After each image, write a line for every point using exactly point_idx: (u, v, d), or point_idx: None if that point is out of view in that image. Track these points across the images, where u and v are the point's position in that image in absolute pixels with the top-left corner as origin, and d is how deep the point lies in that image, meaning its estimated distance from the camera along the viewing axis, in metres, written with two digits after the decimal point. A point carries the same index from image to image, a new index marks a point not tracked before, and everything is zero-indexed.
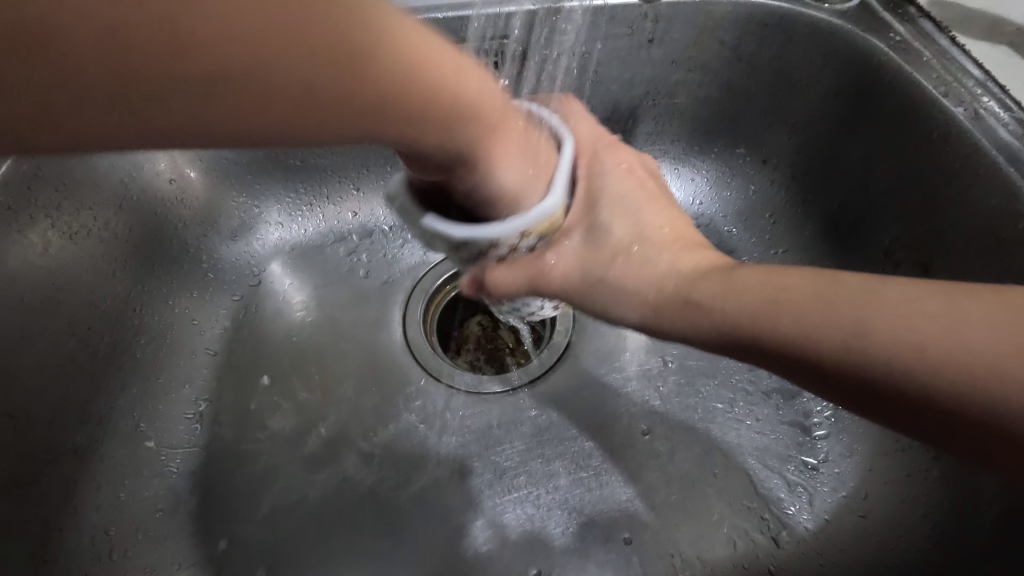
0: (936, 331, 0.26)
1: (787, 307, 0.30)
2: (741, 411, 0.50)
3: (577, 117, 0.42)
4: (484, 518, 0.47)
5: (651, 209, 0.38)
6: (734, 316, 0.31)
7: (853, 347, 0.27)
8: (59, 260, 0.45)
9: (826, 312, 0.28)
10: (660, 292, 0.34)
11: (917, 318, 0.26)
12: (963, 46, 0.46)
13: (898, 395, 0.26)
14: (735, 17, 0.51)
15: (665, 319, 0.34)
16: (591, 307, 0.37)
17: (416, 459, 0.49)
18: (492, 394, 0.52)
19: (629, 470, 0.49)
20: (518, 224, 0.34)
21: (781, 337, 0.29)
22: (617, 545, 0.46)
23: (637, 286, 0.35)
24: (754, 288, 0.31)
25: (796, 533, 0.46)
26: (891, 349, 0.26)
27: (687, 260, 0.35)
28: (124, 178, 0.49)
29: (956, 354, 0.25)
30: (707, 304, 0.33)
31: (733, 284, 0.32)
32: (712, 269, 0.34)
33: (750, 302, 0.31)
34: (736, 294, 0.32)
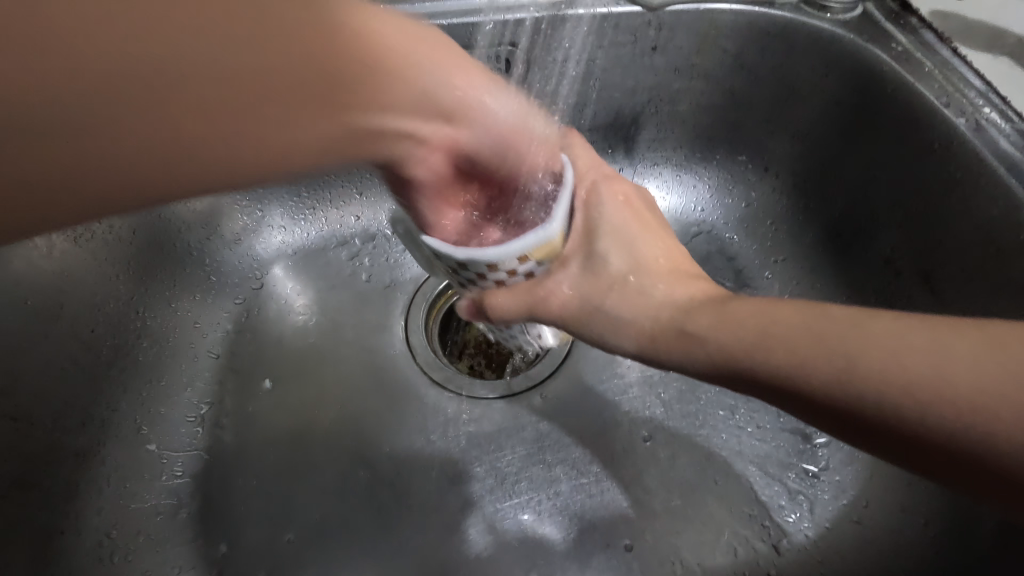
0: (927, 360, 0.26)
1: (778, 342, 0.30)
2: (742, 418, 0.50)
3: (576, 143, 0.41)
4: (480, 523, 0.47)
5: (646, 239, 0.38)
6: (725, 350, 0.32)
7: (845, 382, 0.27)
8: (62, 262, 0.45)
9: (814, 349, 0.28)
10: (655, 321, 0.35)
11: (905, 351, 0.26)
12: (965, 57, 0.46)
13: (892, 429, 0.26)
14: (738, 26, 0.51)
15: (664, 349, 0.34)
16: (584, 333, 0.38)
17: (418, 464, 0.49)
18: (495, 399, 0.52)
19: (630, 476, 0.49)
20: (516, 250, 0.34)
21: (775, 369, 0.30)
22: (617, 552, 0.46)
23: (633, 315, 0.35)
24: (746, 321, 0.31)
25: (796, 541, 0.46)
26: (881, 383, 0.26)
27: (681, 290, 0.35)
28: None
29: (949, 385, 0.25)
30: (701, 338, 0.32)
31: (726, 316, 0.32)
32: (706, 305, 0.33)
33: (742, 335, 0.31)
34: (730, 326, 0.32)
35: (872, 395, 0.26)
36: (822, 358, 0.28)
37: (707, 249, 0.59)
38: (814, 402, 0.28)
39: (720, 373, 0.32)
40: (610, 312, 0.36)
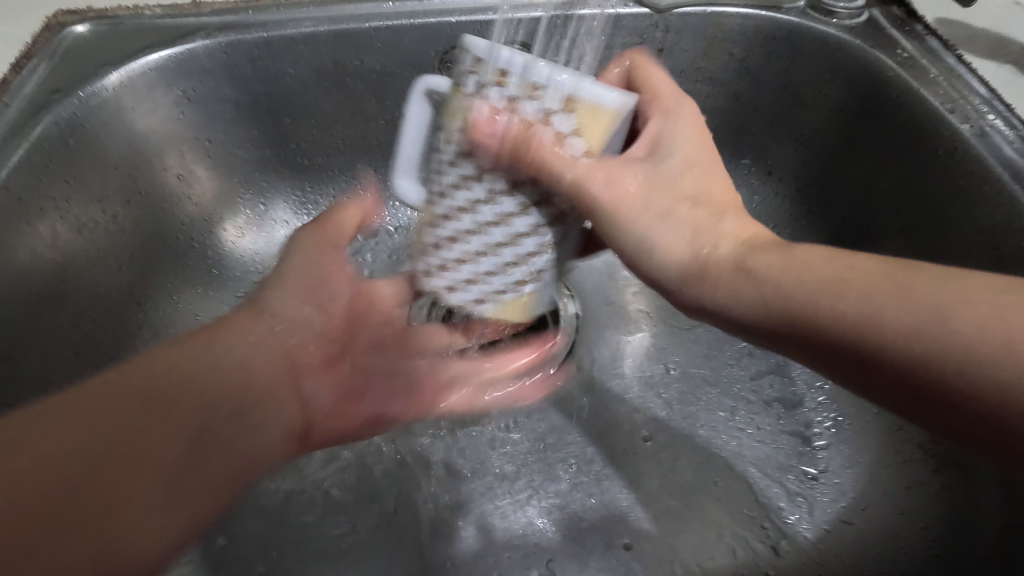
0: (998, 321, 0.26)
1: (849, 279, 0.31)
2: (742, 420, 0.51)
3: (652, 70, 0.43)
4: (474, 522, 0.47)
5: (713, 176, 0.40)
6: (789, 295, 0.32)
7: (924, 331, 0.27)
8: (67, 252, 0.45)
9: (892, 295, 0.29)
10: (713, 253, 0.36)
11: (989, 313, 0.26)
12: (969, 64, 0.47)
13: (940, 386, 0.27)
14: (744, 30, 0.51)
15: (718, 282, 0.35)
16: (631, 251, 0.38)
17: (419, 460, 0.50)
18: (498, 396, 0.52)
19: (630, 476, 0.49)
20: (573, 80, 0.30)
21: (842, 311, 0.30)
22: (617, 551, 0.46)
23: (695, 241, 0.37)
24: (817, 263, 0.33)
25: (796, 543, 0.46)
26: (968, 337, 0.26)
27: (747, 232, 0.37)
28: (133, 172, 0.48)
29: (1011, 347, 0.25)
30: (770, 278, 0.33)
31: (794, 258, 0.33)
32: (775, 252, 0.34)
33: (811, 277, 0.32)
34: (797, 267, 0.33)
35: (930, 350, 0.27)
36: (894, 310, 0.29)
37: None
38: (856, 353, 0.30)
39: (774, 315, 0.33)
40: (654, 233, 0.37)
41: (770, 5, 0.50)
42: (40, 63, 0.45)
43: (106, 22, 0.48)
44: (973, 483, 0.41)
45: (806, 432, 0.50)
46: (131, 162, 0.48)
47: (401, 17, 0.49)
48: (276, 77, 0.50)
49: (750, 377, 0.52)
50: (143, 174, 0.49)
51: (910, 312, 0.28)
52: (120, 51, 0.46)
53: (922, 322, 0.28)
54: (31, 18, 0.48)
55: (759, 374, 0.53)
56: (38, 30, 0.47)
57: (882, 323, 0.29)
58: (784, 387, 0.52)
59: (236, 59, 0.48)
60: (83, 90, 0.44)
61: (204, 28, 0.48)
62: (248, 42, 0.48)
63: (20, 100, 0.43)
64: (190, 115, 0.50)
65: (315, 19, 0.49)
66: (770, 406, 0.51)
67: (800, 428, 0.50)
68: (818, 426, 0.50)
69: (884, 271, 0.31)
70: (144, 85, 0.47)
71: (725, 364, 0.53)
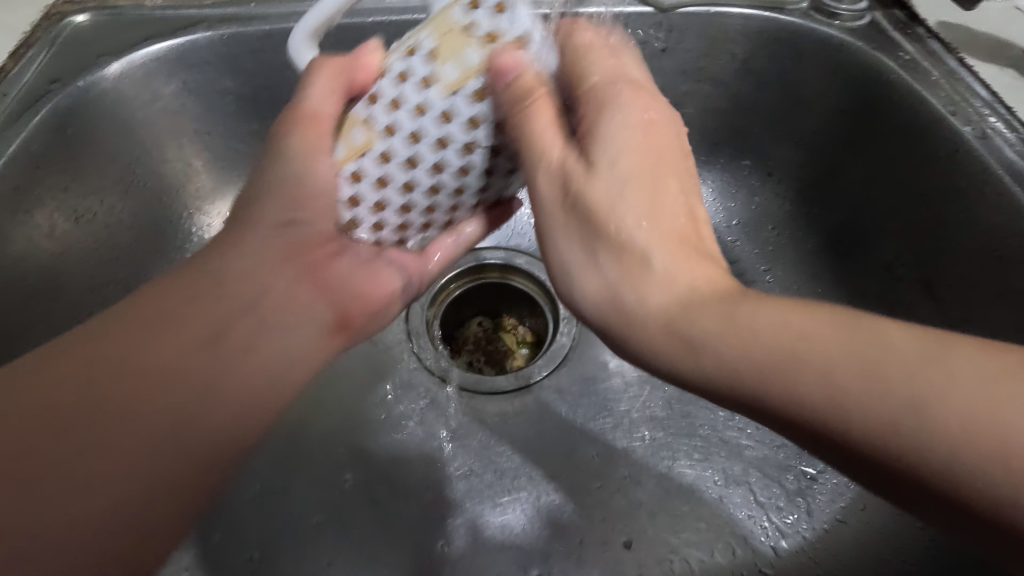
0: (984, 400, 0.22)
1: (817, 346, 0.24)
2: (742, 419, 0.50)
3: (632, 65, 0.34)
4: (462, 519, 0.47)
5: (667, 185, 0.31)
6: (758, 364, 0.25)
7: (905, 426, 0.22)
8: (64, 243, 0.44)
9: (867, 376, 0.23)
10: (656, 304, 0.28)
11: (986, 404, 0.22)
12: (971, 67, 0.47)
13: (922, 486, 0.23)
14: (747, 31, 0.51)
15: (650, 344, 0.28)
16: (556, 269, 0.32)
17: (417, 457, 0.49)
18: (496, 393, 0.52)
19: (629, 474, 0.49)
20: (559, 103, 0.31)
21: (795, 393, 0.24)
22: (615, 549, 0.46)
23: (618, 288, 0.29)
24: (764, 331, 0.26)
25: (794, 542, 0.46)
26: (953, 437, 0.22)
27: (683, 269, 0.29)
28: (132, 163, 0.48)
29: (1006, 437, 0.21)
30: (737, 332, 0.26)
31: (738, 324, 0.26)
32: (754, 302, 0.27)
33: (761, 353, 0.25)
34: (740, 337, 0.26)
35: (921, 448, 0.22)
36: (884, 400, 0.23)
37: None
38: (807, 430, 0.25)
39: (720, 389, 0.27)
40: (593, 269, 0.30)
41: (774, 6, 0.50)
42: (38, 52, 0.45)
43: (107, 12, 0.47)
44: None
45: None
46: (129, 153, 0.48)
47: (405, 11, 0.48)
48: (279, 70, 0.49)
49: None
50: (141, 166, 0.49)
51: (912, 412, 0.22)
52: (120, 42, 0.46)
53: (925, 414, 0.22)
54: (30, 6, 0.47)
55: None
56: (36, 18, 0.46)
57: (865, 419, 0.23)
58: None
59: (236, 51, 0.48)
60: (82, 79, 0.44)
61: (204, 20, 0.47)
62: (249, 34, 0.47)
63: (18, 88, 0.43)
64: (189, 107, 0.49)
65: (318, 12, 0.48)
66: None
67: None
68: None
69: (873, 335, 0.24)
70: (143, 76, 0.46)
71: None
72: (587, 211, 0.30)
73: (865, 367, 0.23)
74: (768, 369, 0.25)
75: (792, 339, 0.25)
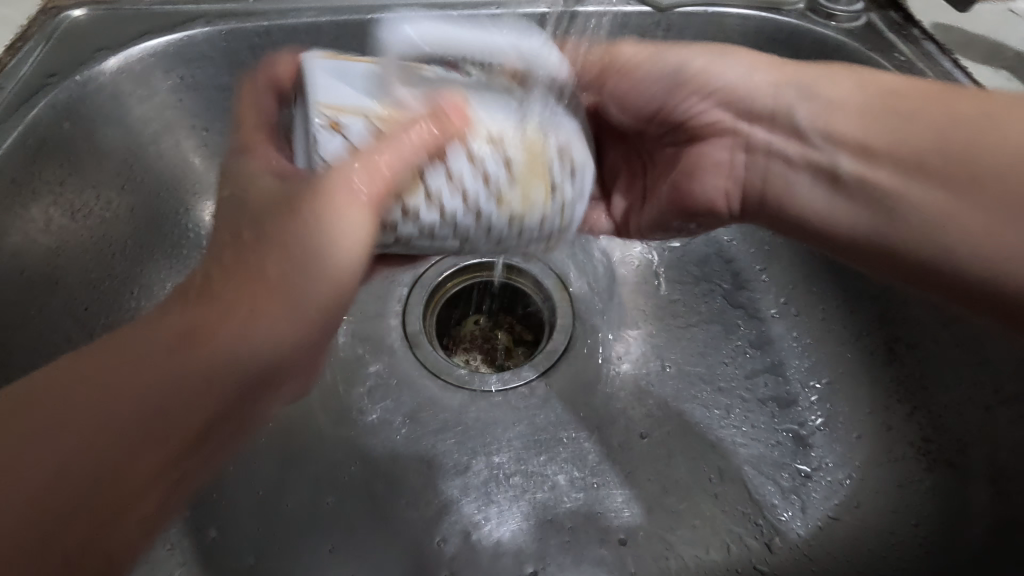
0: (988, 230, 0.33)
1: (961, 138, 0.34)
2: (738, 418, 0.51)
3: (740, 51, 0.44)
4: (455, 518, 0.47)
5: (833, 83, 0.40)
6: (921, 155, 0.35)
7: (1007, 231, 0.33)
8: (60, 237, 0.44)
9: (977, 146, 0.34)
10: (846, 109, 0.39)
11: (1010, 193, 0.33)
12: (966, 68, 0.47)
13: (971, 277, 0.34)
14: (744, 31, 0.51)
15: (837, 126, 0.39)
16: (695, 165, 0.46)
17: (414, 454, 0.49)
18: (492, 391, 0.52)
19: (626, 472, 0.49)
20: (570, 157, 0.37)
21: (882, 183, 0.37)
22: (612, 545, 0.46)
23: (867, 129, 0.38)
24: (902, 120, 0.37)
25: (789, 539, 0.46)
26: (971, 239, 0.34)
27: (764, 83, 0.42)
28: (129, 158, 0.48)
29: (989, 244, 0.33)
30: (895, 128, 0.37)
31: (832, 109, 0.39)
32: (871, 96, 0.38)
33: (880, 132, 0.37)
34: (897, 138, 0.36)
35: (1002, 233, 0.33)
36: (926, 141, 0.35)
37: (706, 253, 0.58)
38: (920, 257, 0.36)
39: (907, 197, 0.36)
40: (734, 71, 0.43)
41: (771, 7, 0.51)
42: (36, 46, 0.45)
43: (105, 7, 0.47)
44: (964, 480, 0.43)
45: (802, 432, 0.50)
46: (126, 147, 0.47)
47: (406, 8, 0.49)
48: None
49: (747, 376, 0.52)
50: (137, 160, 0.48)
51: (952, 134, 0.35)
52: (119, 36, 0.46)
53: (982, 183, 0.33)
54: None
55: (753, 374, 0.53)
56: (34, 13, 0.46)
57: (933, 150, 0.35)
58: (778, 386, 0.52)
59: (236, 47, 0.48)
60: (81, 74, 0.44)
61: (204, 15, 0.47)
62: (249, 30, 0.47)
63: (17, 81, 0.43)
64: (187, 102, 0.49)
65: (318, 9, 0.48)
66: (765, 405, 0.51)
67: (795, 426, 0.50)
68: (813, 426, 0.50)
69: (969, 130, 0.34)
70: (142, 71, 0.46)
71: (719, 363, 0.53)
72: (775, 112, 0.41)
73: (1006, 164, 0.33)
74: (966, 140, 0.34)
75: (974, 133, 0.34)
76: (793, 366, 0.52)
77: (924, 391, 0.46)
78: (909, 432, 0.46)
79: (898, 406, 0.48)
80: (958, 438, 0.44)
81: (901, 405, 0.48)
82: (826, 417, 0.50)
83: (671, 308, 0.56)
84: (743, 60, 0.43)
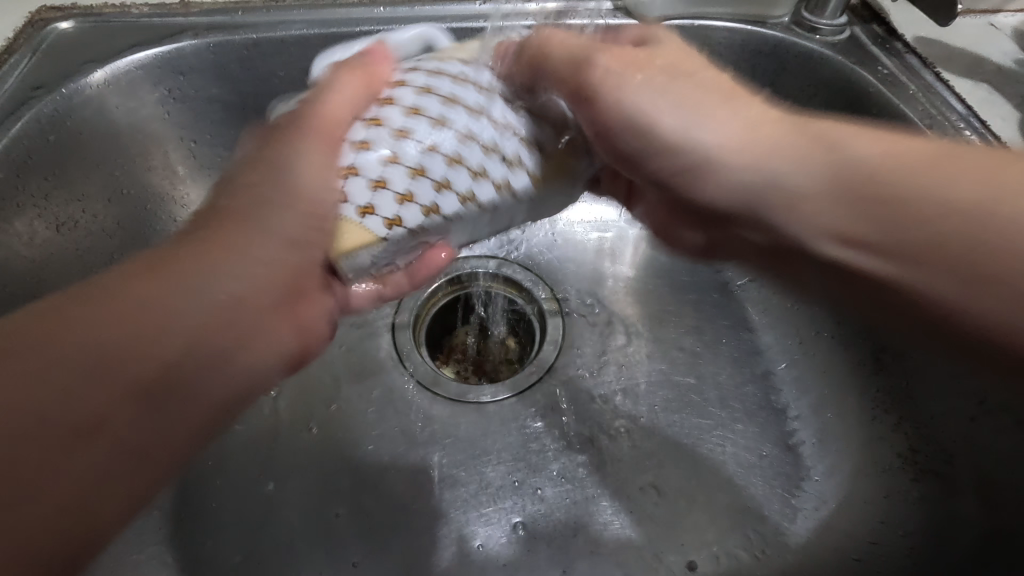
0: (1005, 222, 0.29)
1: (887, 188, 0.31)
2: (727, 427, 0.51)
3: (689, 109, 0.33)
4: (439, 529, 0.47)
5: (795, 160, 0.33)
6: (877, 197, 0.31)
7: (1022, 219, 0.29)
8: (45, 251, 0.44)
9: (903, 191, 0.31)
10: (814, 204, 0.33)
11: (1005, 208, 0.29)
12: (947, 81, 0.48)
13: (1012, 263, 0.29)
14: (730, 44, 0.52)
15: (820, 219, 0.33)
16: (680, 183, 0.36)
17: (402, 466, 0.49)
18: (483, 403, 0.52)
19: (616, 483, 0.49)
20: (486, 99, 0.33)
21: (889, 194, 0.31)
22: (601, 557, 0.46)
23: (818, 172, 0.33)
24: (826, 171, 0.32)
25: (777, 550, 0.46)
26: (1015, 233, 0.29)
27: (736, 145, 0.33)
28: (115, 171, 0.48)
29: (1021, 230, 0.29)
30: (856, 185, 0.32)
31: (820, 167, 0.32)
32: (819, 155, 0.32)
33: (817, 197, 0.33)
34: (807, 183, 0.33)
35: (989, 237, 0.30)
36: (854, 207, 0.32)
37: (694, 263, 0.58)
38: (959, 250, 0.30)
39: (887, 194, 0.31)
40: (705, 125, 0.33)
41: (757, 21, 0.51)
42: (22, 59, 0.45)
43: (92, 20, 0.47)
44: (952, 492, 0.43)
45: (788, 441, 0.50)
46: (113, 160, 0.47)
47: (393, 20, 0.49)
48: (266, 79, 0.49)
49: (736, 386, 0.53)
50: (124, 174, 0.48)
51: (901, 204, 0.31)
52: (107, 49, 0.46)
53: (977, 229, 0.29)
54: (14, 13, 0.47)
55: (742, 384, 0.53)
56: (21, 25, 0.46)
57: (879, 237, 0.31)
58: (767, 396, 0.52)
59: (224, 59, 0.48)
60: (66, 87, 0.44)
61: (192, 28, 0.47)
62: (237, 43, 0.47)
63: (2, 94, 0.43)
64: (175, 114, 0.49)
65: (306, 21, 0.48)
66: (754, 416, 0.51)
67: (783, 436, 0.50)
68: (799, 436, 0.50)
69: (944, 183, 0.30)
70: (129, 83, 0.46)
71: (708, 372, 0.53)
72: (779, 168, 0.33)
73: (935, 181, 0.30)
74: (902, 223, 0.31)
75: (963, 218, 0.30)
76: (783, 375, 0.53)
77: (911, 401, 0.47)
78: (896, 442, 0.47)
79: (885, 417, 0.48)
80: (944, 448, 0.44)
81: (889, 415, 0.48)
82: (816, 427, 0.50)
83: (662, 319, 0.56)
84: (743, 117, 0.33)
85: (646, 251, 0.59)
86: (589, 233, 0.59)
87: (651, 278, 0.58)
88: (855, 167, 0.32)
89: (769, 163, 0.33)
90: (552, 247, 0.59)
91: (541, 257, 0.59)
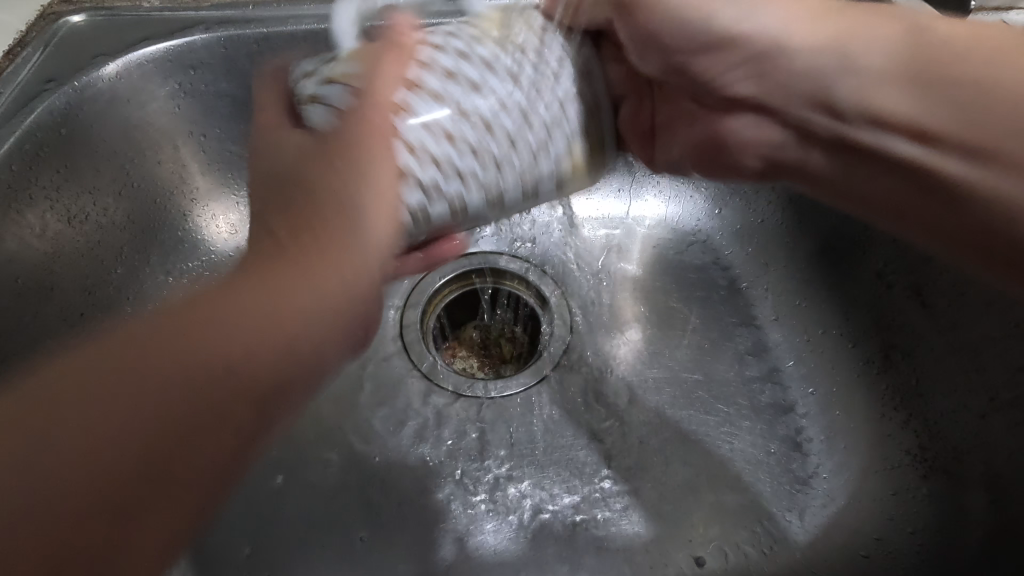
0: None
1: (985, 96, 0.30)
2: (735, 425, 0.51)
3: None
4: (448, 523, 0.47)
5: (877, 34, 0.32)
6: (967, 106, 0.30)
7: None
8: (56, 243, 0.44)
9: (993, 106, 0.30)
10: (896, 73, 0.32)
11: None
12: None
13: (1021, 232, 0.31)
14: None
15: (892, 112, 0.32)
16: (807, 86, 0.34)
17: (410, 461, 0.49)
18: (491, 398, 0.52)
19: (624, 479, 0.49)
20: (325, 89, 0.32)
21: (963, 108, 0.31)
22: (608, 552, 0.46)
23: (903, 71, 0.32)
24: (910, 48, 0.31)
25: (784, 547, 0.46)
26: None
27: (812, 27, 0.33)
28: (125, 163, 0.48)
29: None
30: (936, 75, 0.31)
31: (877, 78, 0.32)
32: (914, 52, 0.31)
33: (900, 66, 0.32)
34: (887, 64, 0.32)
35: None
36: (977, 101, 0.30)
37: (702, 260, 0.58)
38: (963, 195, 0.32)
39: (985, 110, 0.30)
40: (772, 16, 0.34)
41: None
42: (33, 52, 0.45)
43: (103, 13, 0.47)
44: (959, 489, 0.43)
45: (797, 439, 0.50)
46: (123, 153, 0.47)
47: None
48: None
49: (744, 384, 0.52)
50: (135, 167, 0.48)
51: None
52: (118, 42, 0.46)
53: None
54: None
55: (750, 381, 0.53)
56: (32, 19, 0.46)
57: (1005, 102, 0.30)
58: (775, 393, 0.52)
59: (234, 53, 0.48)
60: (78, 80, 0.44)
61: (203, 21, 0.47)
62: (248, 37, 0.47)
63: (15, 86, 0.43)
64: (185, 108, 0.49)
65: (317, 16, 0.48)
66: (762, 413, 0.51)
67: (791, 433, 0.50)
68: (808, 433, 0.50)
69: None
70: (139, 77, 0.46)
71: (716, 369, 0.53)
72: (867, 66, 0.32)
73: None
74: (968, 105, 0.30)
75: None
76: (791, 373, 0.53)
77: (919, 399, 0.47)
78: (904, 439, 0.47)
79: (893, 414, 0.48)
80: (952, 446, 0.44)
81: (897, 413, 0.48)
82: (824, 424, 0.50)
83: (670, 316, 0.56)
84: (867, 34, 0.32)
85: (654, 248, 0.59)
86: (597, 231, 0.59)
87: (658, 275, 0.58)
88: (932, 46, 0.31)
89: (855, 40, 0.32)
90: (560, 243, 0.59)
91: (548, 252, 0.59)
